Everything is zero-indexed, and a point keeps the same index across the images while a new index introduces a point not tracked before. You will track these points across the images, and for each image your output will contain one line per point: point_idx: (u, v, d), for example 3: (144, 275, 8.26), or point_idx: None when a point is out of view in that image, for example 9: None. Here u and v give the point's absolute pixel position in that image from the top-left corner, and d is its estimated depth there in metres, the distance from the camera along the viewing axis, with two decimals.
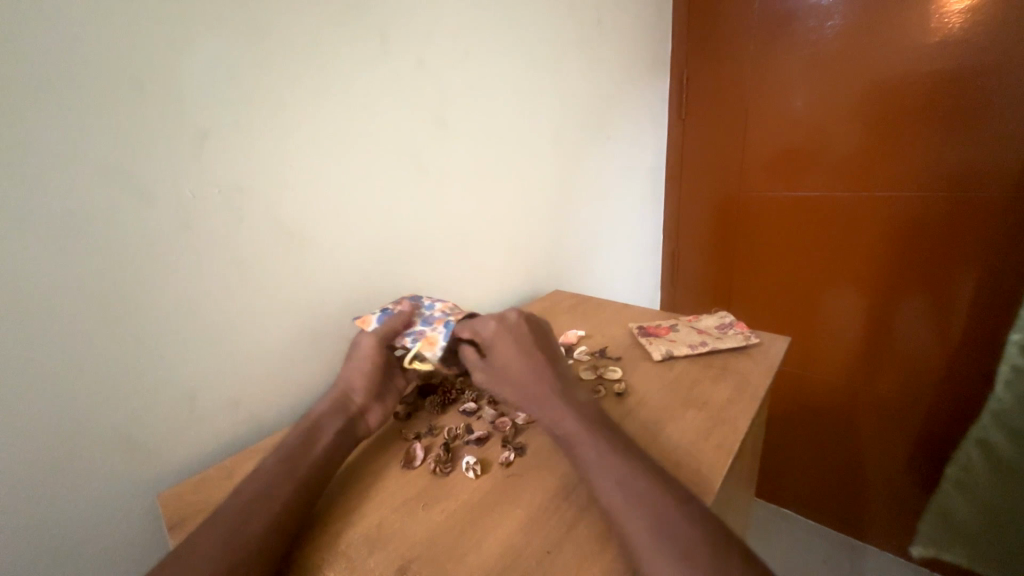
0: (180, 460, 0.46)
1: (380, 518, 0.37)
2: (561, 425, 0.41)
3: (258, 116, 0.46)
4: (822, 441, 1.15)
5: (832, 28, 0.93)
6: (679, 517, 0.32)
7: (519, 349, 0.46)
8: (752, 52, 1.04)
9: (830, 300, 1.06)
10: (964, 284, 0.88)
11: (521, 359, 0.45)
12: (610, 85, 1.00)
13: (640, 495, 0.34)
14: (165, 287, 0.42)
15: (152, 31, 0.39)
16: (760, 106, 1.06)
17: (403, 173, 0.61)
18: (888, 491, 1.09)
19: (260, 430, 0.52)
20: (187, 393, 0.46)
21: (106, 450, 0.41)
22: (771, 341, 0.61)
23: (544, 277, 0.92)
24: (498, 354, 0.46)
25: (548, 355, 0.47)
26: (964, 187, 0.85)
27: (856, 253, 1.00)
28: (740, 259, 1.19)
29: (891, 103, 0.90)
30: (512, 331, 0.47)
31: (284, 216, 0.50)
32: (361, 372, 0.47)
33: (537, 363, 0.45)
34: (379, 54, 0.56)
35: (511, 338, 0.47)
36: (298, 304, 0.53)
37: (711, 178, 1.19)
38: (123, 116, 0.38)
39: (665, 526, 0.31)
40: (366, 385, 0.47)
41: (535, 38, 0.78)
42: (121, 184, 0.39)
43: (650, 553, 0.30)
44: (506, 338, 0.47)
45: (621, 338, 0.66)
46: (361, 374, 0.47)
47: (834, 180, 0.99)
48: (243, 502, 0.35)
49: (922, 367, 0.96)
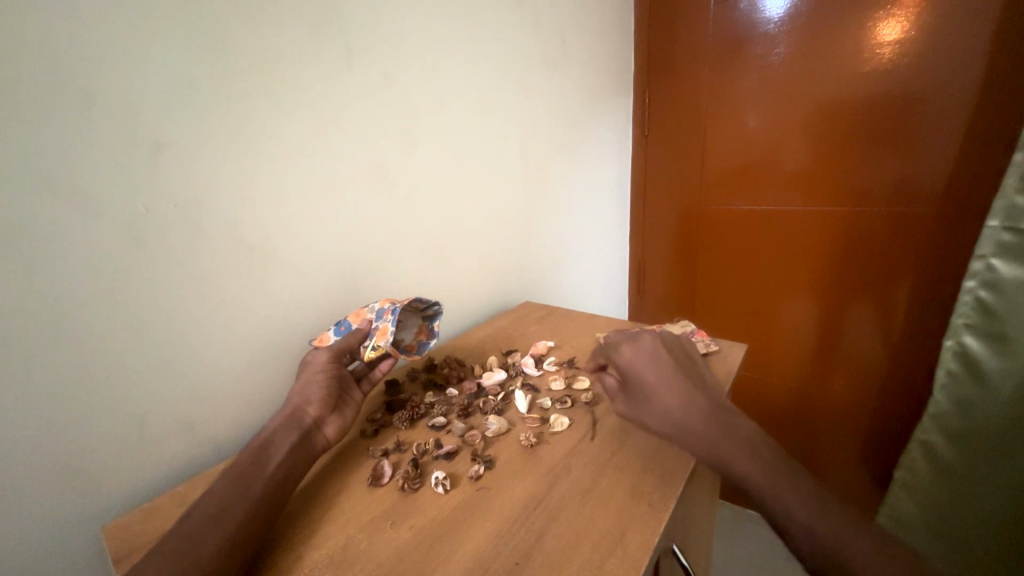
0: (127, 488, 0.43)
1: (346, 538, 0.36)
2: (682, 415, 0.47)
3: (218, 128, 0.46)
4: (782, 443, 1.20)
5: (778, 54, 1.00)
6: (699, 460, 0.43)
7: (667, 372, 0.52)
8: (708, 73, 1.10)
9: (785, 308, 1.11)
10: (902, 291, 0.95)
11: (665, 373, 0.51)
12: (574, 101, 1.03)
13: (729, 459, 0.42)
14: (113, 305, 0.40)
15: (104, 42, 0.38)
16: (716, 126, 1.12)
17: (369, 186, 0.61)
18: (844, 489, 1.13)
19: (216, 451, 0.50)
20: (138, 416, 0.43)
21: (45, 478, 0.38)
22: (729, 347, 0.64)
23: (513, 288, 0.93)
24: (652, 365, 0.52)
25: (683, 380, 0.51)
26: (899, 203, 0.93)
27: (806, 263, 1.06)
28: (701, 269, 1.23)
29: (831, 125, 0.97)
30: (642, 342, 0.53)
31: (244, 228, 0.49)
32: (315, 385, 0.46)
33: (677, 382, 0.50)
34: (346, 67, 0.56)
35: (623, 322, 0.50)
36: (258, 318, 0.52)
37: (673, 193, 1.24)
38: (70, 126, 0.37)
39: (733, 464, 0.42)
40: (320, 398, 0.45)
41: (500, 55, 0.80)
42: (66, 196, 0.37)
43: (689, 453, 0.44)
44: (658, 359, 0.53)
45: (588, 348, 0.68)
46: (314, 386, 0.46)
47: (784, 196, 1.06)
48: (197, 528, 0.33)
49: (870, 369, 1.03)
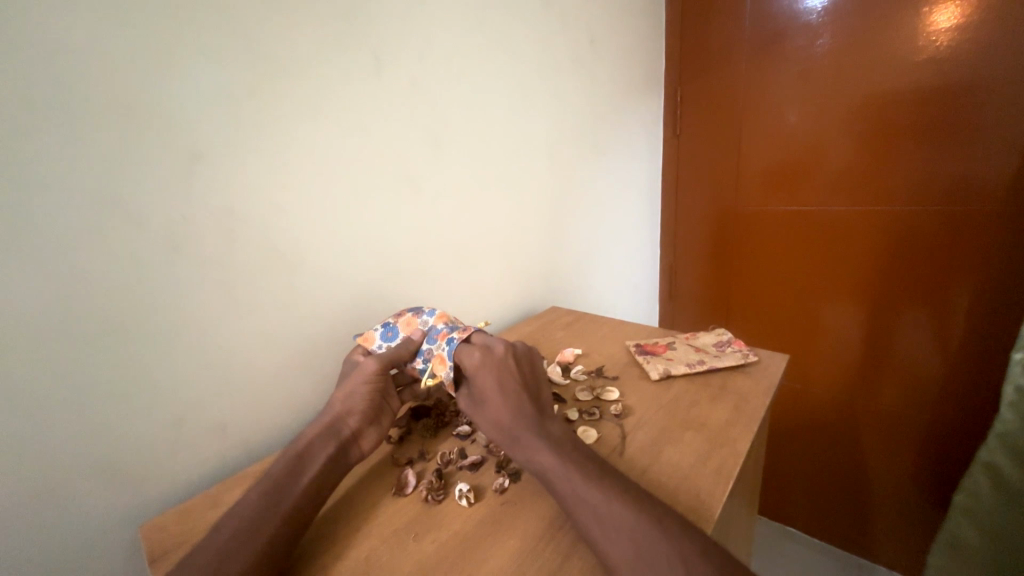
0: (164, 489, 0.45)
1: (369, 549, 0.36)
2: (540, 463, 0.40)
3: (252, 139, 0.47)
4: (825, 457, 1.13)
5: (821, 46, 0.95)
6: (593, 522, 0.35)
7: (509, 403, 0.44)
8: (744, 68, 1.06)
9: (828, 314, 1.05)
10: (962, 295, 0.88)
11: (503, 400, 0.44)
12: (603, 101, 1.01)
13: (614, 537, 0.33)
14: (155, 312, 0.42)
15: (146, 60, 0.39)
16: (753, 122, 1.07)
17: (397, 191, 0.61)
18: (895, 508, 1.05)
19: (248, 453, 0.51)
20: (175, 419, 0.45)
21: (87, 477, 0.40)
22: (769, 358, 0.61)
23: (540, 293, 0.91)
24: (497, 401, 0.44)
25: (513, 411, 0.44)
26: (957, 201, 0.86)
27: (853, 266, 0.99)
28: (737, 272, 1.18)
29: (881, 119, 0.91)
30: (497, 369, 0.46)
31: (276, 236, 0.50)
32: (356, 397, 0.45)
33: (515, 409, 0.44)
34: (374, 74, 0.57)
35: (491, 369, 0.45)
36: (289, 324, 0.53)
37: (706, 193, 1.19)
38: (114, 142, 0.38)
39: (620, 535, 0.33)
40: (361, 410, 0.44)
41: (528, 55, 0.79)
42: (110, 208, 0.39)
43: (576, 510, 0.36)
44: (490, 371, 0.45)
45: (618, 356, 0.66)
46: (358, 400, 0.45)
47: (828, 195, 1.00)
48: (226, 534, 0.34)
49: (924, 381, 0.95)
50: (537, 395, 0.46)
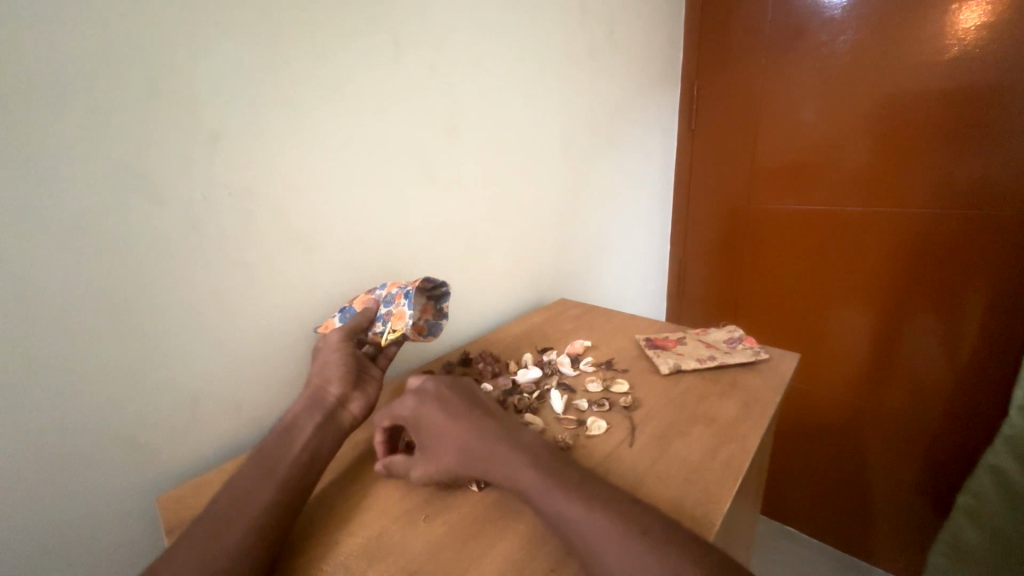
0: (179, 463, 0.46)
1: (380, 529, 0.37)
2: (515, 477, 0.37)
3: (270, 120, 0.47)
4: (828, 457, 1.13)
5: (844, 42, 0.93)
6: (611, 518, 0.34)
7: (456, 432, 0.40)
8: (763, 63, 1.04)
9: (838, 315, 1.04)
10: (977, 300, 0.87)
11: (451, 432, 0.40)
12: (619, 93, 1.00)
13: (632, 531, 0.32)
14: (170, 288, 0.42)
15: (167, 37, 0.39)
16: (770, 119, 1.06)
17: (412, 178, 0.61)
18: (897, 512, 1.05)
19: (261, 431, 0.52)
20: (190, 396, 0.45)
21: (103, 451, 0.41)
22: (780, 356, 0.61)
23: (550, 285, 0.91)
24: (438, 437, 0.40)
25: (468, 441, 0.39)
26: (977, 204, 0.84)
27: (865, 267, 0.98)
28: (746, 270, 1.17)
29: (903, 118, 0.89)
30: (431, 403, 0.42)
31: (293, 218, 0.50)
32: (330, 364, 0.45)
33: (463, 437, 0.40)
34: (393, 60, 0.56)
35: (429, 402, 0.42)
36: (303, 306, 0.53)
37: (719, 189, 1.18)
38: (136, 120, 0.39)
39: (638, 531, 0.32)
40: (339, 375, 0.45)
41: (546, 45, 0.78)
42: (131, 186, 0.39)
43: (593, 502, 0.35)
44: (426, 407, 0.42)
45: (627, 350, 0.66)
46: (331, 366, 0.45)
47: (843, 194, 0.98)
48: (238, 510, 0.34)
49: (931, 385, 0.95)
50: (489, 411, 0.42)
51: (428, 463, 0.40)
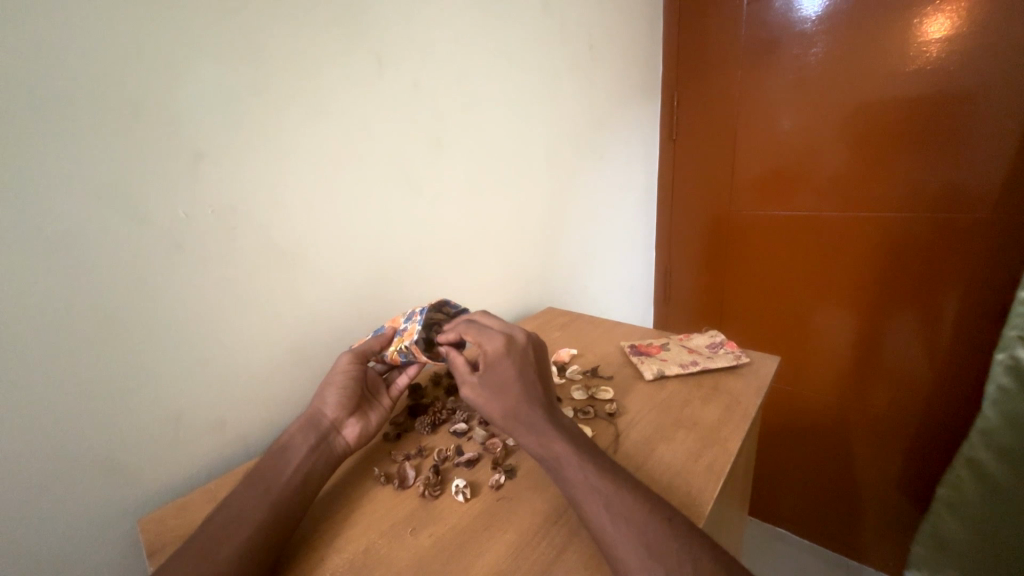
0: (163, 482, 0.45)
1: (367, 543, 0.37)
2: (542, 444, 0.40)
3: (252, 136, 0.47)
4: (816, 458, 1.14)
5: (816, 54, 0.96)
6: (597, 519, 0.34)
7: (520, 373, 0.45)
8: (740, 73, 1.07)
9: (819, 316, 1.06)
10: (952, 300, 0.89)
11: (519, 379, 0.44)
12: (602, 104, 1.02)
13: (619, 532, 0.33)
14: (154, 305, 0.43)
15: (148, 58, 0.40)
16: (749, 127, 1.08)
17: (396, 192, 0.62)
18: (885, 511, 1.07)
19: (247, 448, 0.52)
20: (173, 414, 0.45)
21: (86, 473, 0.40)
22: (759, 359, 0.62)
23: (536, 294, 0.92)
24: (497, 383, 0.44)
25: (528, 397, 0.43)
26: (949, 208, 0.87)
27: (844, 268, 1.01)
28: (729, 273, 1.19)
29: (875, 125, 0.92)
30: (516, 352, 0.46)
31: (275, 233, 0.51)
32: (333, 388, 0.46)
33: (525, 393, 0.44)
34: (376, 77, 0.58)
35: (514, 357, 0.46)
36: (288, 322, 0.54)
37: (701, 196, 1.21)
38: (116, 139, 0.39)
39: (626, 534, 0.33)
40: (337, 402, 0.46)
41: (528, 59, 0.80)
42: (113, 204, 0.39)
43: (586, 503, 0.36)
44: (510, 356, 0.45)
45: (612, 357, 0.67)
46: (332, 389, 0.46)
47: (822, 198, 1.01)
48: (223, 528, 0.34)
49: (912, 384, 0.96)
50: (551, 390, 0.46)
51: (479, 398, 0.44)
